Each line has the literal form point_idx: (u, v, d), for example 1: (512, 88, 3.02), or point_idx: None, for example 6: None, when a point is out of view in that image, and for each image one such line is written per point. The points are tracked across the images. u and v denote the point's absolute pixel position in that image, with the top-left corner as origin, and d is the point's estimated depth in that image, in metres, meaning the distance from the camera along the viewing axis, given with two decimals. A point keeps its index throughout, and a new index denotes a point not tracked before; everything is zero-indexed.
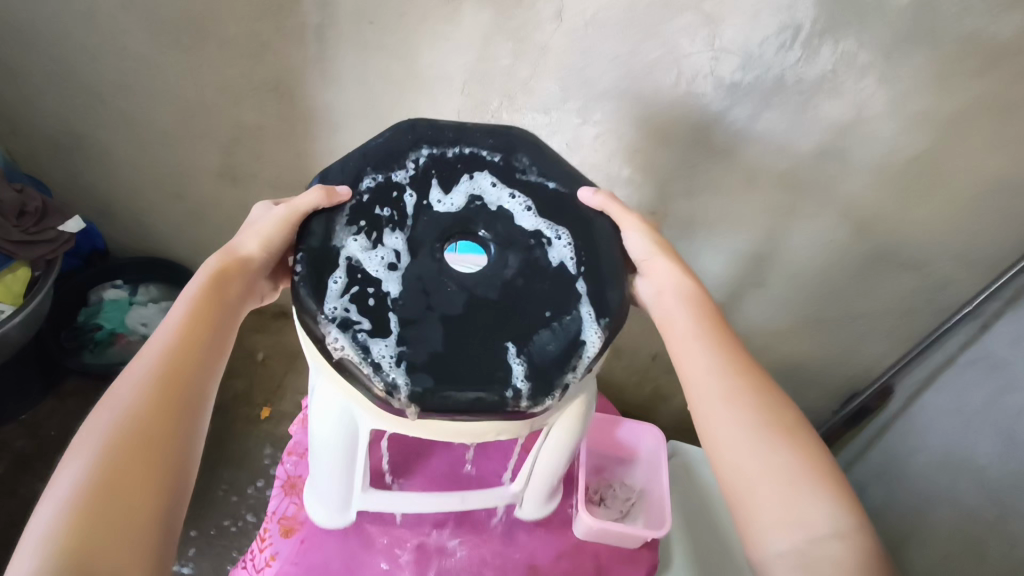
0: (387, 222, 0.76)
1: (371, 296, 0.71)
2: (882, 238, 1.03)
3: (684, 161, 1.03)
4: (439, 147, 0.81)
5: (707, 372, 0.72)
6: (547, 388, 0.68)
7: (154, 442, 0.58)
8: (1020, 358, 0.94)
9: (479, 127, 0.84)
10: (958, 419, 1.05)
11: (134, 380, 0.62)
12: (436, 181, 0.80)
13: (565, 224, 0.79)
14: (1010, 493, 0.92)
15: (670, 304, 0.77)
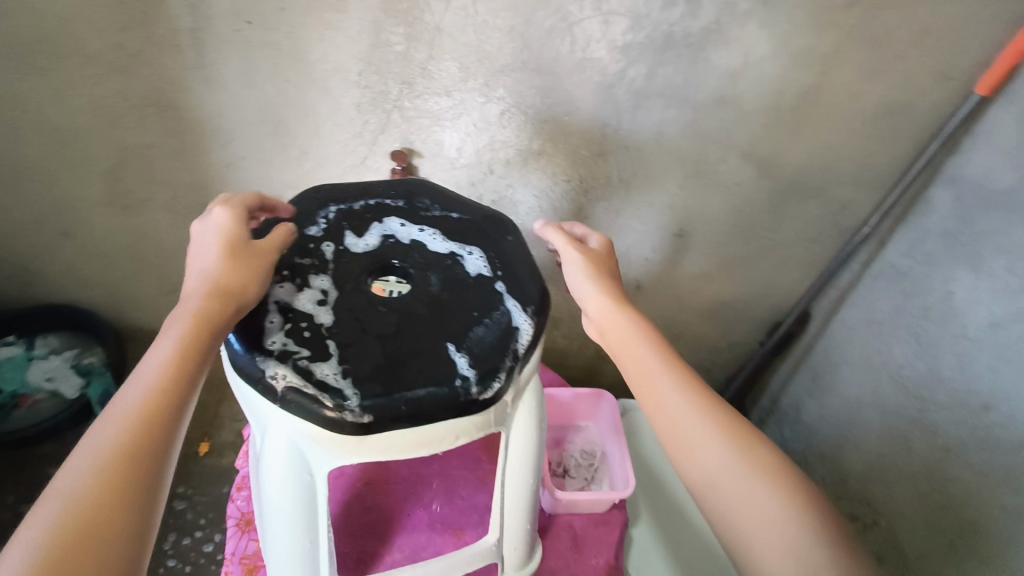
0: (304, 266, 0.62)
1: (304, 329, 0.55)
2: (786, 177, 1.01)
3: (596, 132, 0.98)
4: (345, 203, 0.69)
5: (676, 417, 0.57)
6: (492, 370, 0.54)
7: (134, 506, 0.42)
8: (921, 264, 0.97)
9: (379, 182, 0.73)
10: (871, 330, 1.07)
11: (117, 425, 0.45)
12: (348, 230, 0.66)
13: (475, 242, 0.67)
14: (926, 387, 0.95)
15: (614, 330, 0.64)
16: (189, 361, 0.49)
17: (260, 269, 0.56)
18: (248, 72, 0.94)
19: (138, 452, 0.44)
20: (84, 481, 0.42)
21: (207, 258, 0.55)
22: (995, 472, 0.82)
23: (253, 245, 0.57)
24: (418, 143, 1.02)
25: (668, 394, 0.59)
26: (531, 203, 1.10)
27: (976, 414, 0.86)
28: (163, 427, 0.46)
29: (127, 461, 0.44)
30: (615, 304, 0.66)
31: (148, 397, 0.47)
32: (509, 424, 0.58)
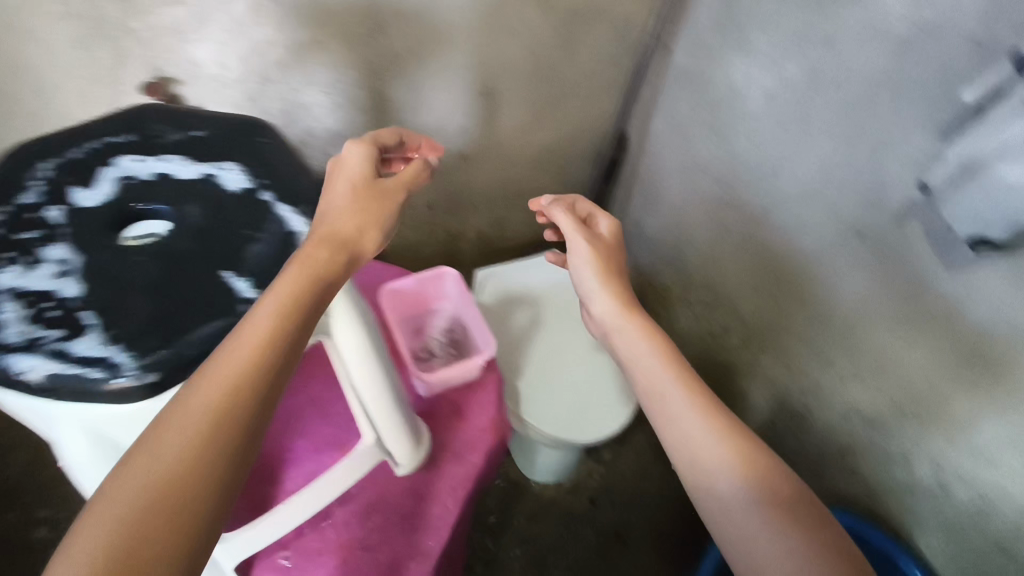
0: (22, 241, 0.49)
1: (46, 311, 0.46)
2: (568, 7, 1.00)
3: (363, 7, 0.90)
4: (52, 153, 0.55)
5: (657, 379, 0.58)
6: (280, 284, 0.50)
7: (237, 462, 0.39)
8: (705, 59, 1.03)
9: (94, 120, 0.59)
10: (679, 134, 1.15)
11: (236, 364, 0.41)
12: (71, 183, 0.53)
13: (230, 157, 0.59)
14: (730, 172, 1.04)
15: (624, 341, 0.63)
16: (299, 297, 0.46)
17: (387, 211, 0.57)
18: None
19: (237, 395, 0.40)
20: (187, 423, 0.38)
21: (340, 198, 0.56)
22: (790, 222, 0.94)
23: (382, 187, 0.58)
24: (173, 69, 0.90)
25: (679, 409, 0.56)
26: (324, 101, 1.03)
27: (768, 180, 0.96)
28: (273, 370, 0.42)
29: (229, 403, 0.39)
30: (624, 308, 0.65)
31: (266, 335, 0.43)
32: (326, 331, 0.55)
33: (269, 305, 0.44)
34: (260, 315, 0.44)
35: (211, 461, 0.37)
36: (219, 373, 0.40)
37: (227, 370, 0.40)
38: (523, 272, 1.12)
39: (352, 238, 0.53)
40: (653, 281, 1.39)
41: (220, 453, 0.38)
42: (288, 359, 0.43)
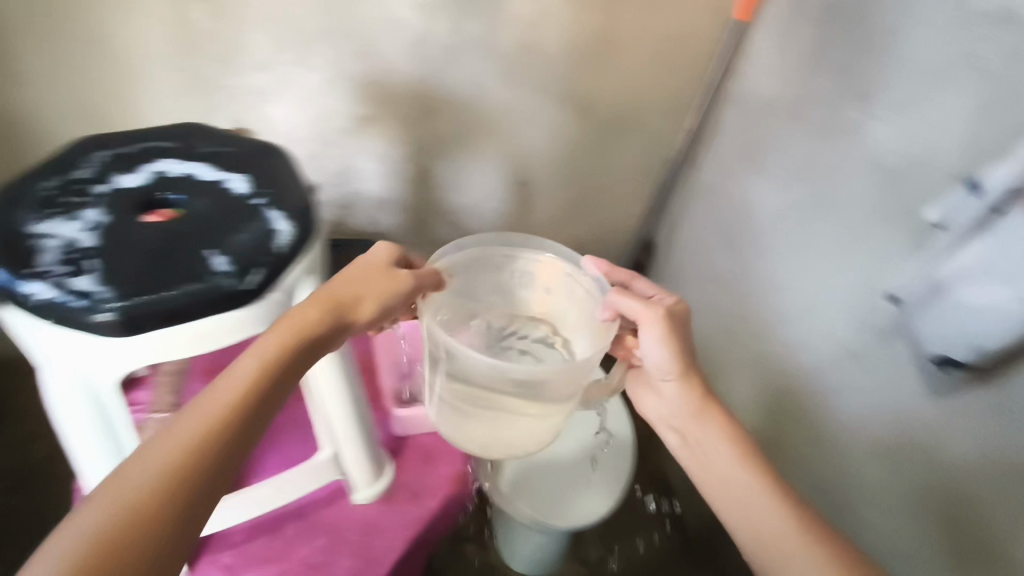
0: (59, 204, 0.52)
1: (52, 252, 0.49)
2: (605, 113, 1.11)
3: (422, 99, 1.05)
4: (61, 172, 0.55)
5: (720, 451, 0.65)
6: (252, 263, 0.51)
7: (194, 462, 0.42)
8: (725, 180, 1.09)
9: (105, 146, 0.58)
10: (699, 243, 1.19)
11: (177, 440, 0.42)
12: (78, 204, 0.53)
13: (246, 166, 0.59)
14: (742, 285, 1.06)
15: (668, 400, 0.69)
16: (275, 371, 0.49)
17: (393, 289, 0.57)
18: (49, 64, 0.92)
19: (200, 454, 0.42)
20: (178, 445, 0.42)
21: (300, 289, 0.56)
22: (796, 342, 0.93)
23: (388, 274, 0.58)
24: (250, 121, 1.05)
25: (713, 444, 0.65)
26: (373, 171, 1.16)
27: (774, 296, 0.98)
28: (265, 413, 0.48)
29: (225, 428, 0.44)
30: (680, 371, 0.66)
31: (227, 400, 0.45)
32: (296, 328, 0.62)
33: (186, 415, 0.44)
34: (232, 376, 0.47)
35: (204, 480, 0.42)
36: (199, 422, 0.44)
37: (193, 426, 0.43)
38: None
39: (344, 297, 0.55)
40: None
41: (152, 525, 0.38)
42: (207, 451, 0.43)
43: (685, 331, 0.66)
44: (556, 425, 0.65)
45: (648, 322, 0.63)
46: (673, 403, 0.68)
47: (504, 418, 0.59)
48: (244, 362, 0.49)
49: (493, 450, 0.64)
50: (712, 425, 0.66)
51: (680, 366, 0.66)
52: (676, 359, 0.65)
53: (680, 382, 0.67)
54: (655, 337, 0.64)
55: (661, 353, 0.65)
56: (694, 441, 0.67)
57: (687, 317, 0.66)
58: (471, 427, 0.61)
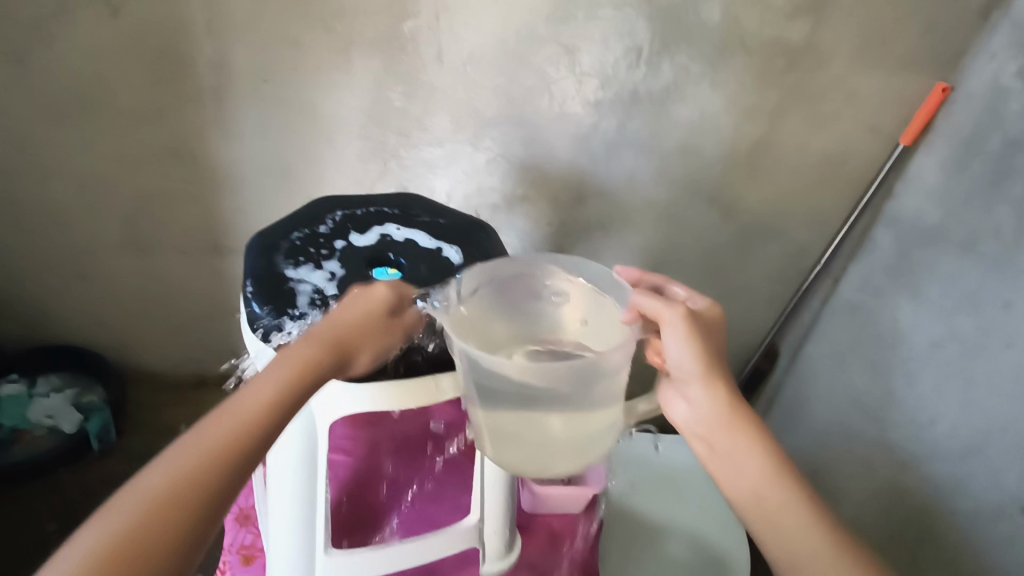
0: (313, 256, 0.68)
1: (311, 299, 0.64)
2: (749, 218, 1.12)
3: (574, 186, 1.10)
4: (311, 228, 0.72)
5: (740, 448, 0.63)
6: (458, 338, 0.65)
7: (196, 482, 0.49)
8: (871, 297, 1.06)
9: (345, 209, 0.75)
10: (834, 360, 1.14)
11: (178, 463, 0.49)
12: (326, 259, 0.69)
13: (453, 240, 0.74)
14: (886, 410, 1.00)
15: (697, 404, 0.65)
16: (273, 407, 0.54)
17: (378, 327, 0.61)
18: (260, 123, 1.05)
19: (203, 479, 0.49)
20: (176, 464, 0.49)
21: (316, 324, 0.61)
22: (948, 480, 0.87)
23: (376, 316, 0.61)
24: (412, 189, 1.12)
25: (740, 450, 0.63)
26: (514, 247, 1.18)
27: (924, 428, 0.92)
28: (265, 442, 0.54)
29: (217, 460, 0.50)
30: (714, 380, 0.63)
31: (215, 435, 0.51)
32: None
33: (188, 439, 0.51)
34: (229, 407, 0.53)
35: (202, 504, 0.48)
36: (180, 453, 0.50)
37: (184, 453, 0.50)
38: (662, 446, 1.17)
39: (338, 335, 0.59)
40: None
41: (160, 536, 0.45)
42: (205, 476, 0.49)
43: (712, 337, 0.64)
44: (602, 443, 0.62)
45: (674, 326, 0.62)
46: (703, 411, 0.64)
47: (543, 424, 0.56)
48: (240, 395, 0.55)
49: (540, 466, 0.60)
50: (742, 433, 0.63)
51: (715, 372, 0.63)
52: (709, 369, 0.63)
53: (707, 386, 0.64)
54: (680, 336, 0.62)
55: (686, 355, 0.63)
56: (719, 448, 0.64)
57: (722, 324, 0.67)
58: (513, 441, 0.58)
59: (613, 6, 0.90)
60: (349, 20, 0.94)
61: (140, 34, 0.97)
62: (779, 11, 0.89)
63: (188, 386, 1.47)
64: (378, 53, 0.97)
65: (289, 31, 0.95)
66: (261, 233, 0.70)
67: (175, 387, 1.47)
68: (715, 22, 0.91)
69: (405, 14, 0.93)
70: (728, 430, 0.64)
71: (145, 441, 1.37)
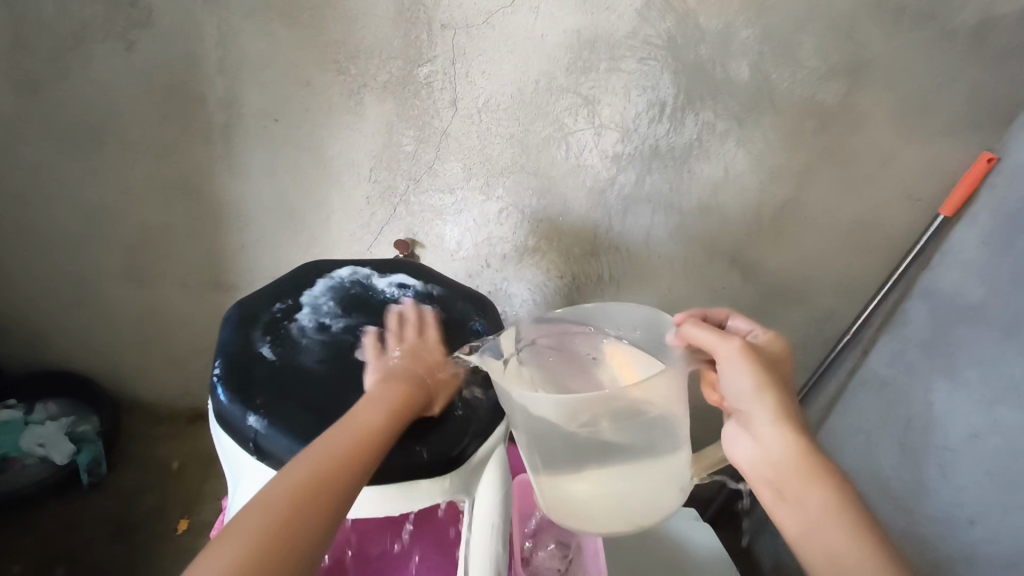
0: (288, 333, 0.73)
1: (279, 378, 0.68)
2: (772, 280, 1.06)
3: (588, 239, 1.05)
4: (291, 303, 0.77)
5: (811, 498, 0.55)
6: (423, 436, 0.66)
7: (342, 483, 0.53)
8: (903, 373, 0.99)
9: (326, 284, 0.81)
10: (860, 437, 1.07)
11: (323, 462, 0.53)
12: (300, 334, 0.74)
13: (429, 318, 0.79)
14: (917, 500, 0.92)
15: (766, 449, 0.57)
16: (375, 437, 0.58)
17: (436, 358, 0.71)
18: (268, 161, 1.03)
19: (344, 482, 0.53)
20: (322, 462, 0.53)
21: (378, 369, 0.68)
22: None
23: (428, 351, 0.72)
24: (420, 234, 1.09)
25: (812, 503, 0.55)
26: (523, 297, 1.13)
27: (962, 528, 0.84)
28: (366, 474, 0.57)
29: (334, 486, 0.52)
30: (782, 417, 0.57)
31: (326, 456, 0.54)
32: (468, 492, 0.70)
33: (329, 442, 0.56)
34: (360, 419, 0.59)
35: (333, 510, 0.51)
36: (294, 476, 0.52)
37: (312, 466, 0.53)
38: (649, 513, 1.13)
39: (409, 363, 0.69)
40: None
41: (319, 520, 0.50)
42: (352, 475, 0.54)
43: (775, 369, 0.59)
44: (672, 487, 0.63)
45: (733, 357, 0.58)
46: (773, 455, 0.57)
47: (607, 470, 0.59)
48: (360, 414, 0.59)
49: (607, 515, 0.62)
50: (816, 474, 0.56)
51: (783, 408, 0.57)
52: (777, 403, 0.57)
53: (775, 428, 0.57)
54: (740, 369, 0.58)
55: (749, 385, 0.57)
56: (791, 503, 0.56)
57: (785, 358, 0.62)
58: (580, 489, 0.61)
59: (636, 59, 0.87)
60: (362, 63, 0.91)
61: (152, 69, 0.95)
62: (811, 71, 0.84)
63: (184, 418, 1.44)
64: (390, 97, 0.94)
65: (302, 71, 0.93)
66: (240, 304, 0.76)
67: (171, 419, 1.44)
68: (743, 78, 0.86)
69: (419, 59, 0.90)
70: (800, 476, 0.56)
71: (134, 475, 1.33)
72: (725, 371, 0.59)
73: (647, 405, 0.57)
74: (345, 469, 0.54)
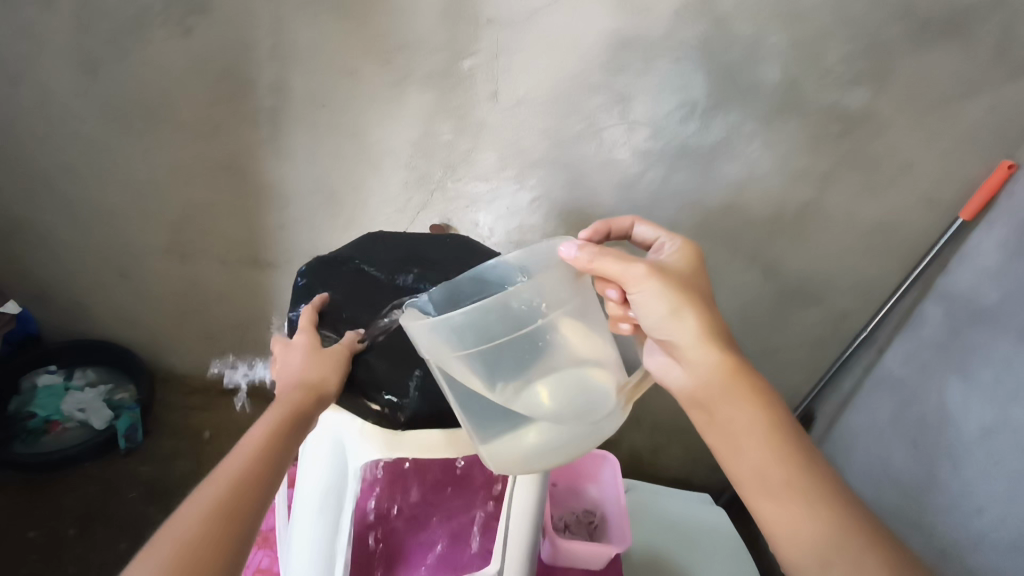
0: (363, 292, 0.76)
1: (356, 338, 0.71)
2: (788, 277, 1.09)
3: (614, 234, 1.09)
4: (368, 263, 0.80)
5: (737, 409, 0.59)
6: None
7: (237, 505, 0.50)
8: (915, 373, 1.02)
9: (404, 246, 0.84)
10: (872, 433, 1.10)
11: (207, 496, 0.50)
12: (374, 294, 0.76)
13: None
14: (925, 491, 0.97)
15: (693, 367, 0.60)
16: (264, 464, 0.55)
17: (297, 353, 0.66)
18: (310, 146, 1.07)
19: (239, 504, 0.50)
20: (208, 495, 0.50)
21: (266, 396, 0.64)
22: None
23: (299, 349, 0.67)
24: (453, 220, 1.13)
25: (738, 415, 0.58)
26: None
27: (970, 517, 0.88)
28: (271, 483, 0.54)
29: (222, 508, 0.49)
30: (705, 335, 0.60)
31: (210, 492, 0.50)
32: None
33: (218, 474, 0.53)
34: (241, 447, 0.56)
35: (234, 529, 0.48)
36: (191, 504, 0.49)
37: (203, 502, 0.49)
38: (664, 496, 1.18)
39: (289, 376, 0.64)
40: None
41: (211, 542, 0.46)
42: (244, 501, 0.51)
43: (686, 280, 0.62)
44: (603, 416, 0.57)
45: (640, 281, 0.58)
46: (702, 374, 0.60)
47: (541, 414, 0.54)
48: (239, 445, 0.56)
49: (563, 452, 0.55)
50: (741, 386, 0.59)
51: (704, 325, 0.60)
52: (696, 322, 0.59)
53: (699, 346, 0.60)
54: (653, 293, 0.59)
55: (662, 306, 0.60)
56: (717, 414, 0.60)
57: (701, 272, 0.64)
58: (520, 446, 0.54)
59: (671, 59, 0.90)
60: (408, 54, 0.96)
61: (207, 53, 1.00)
62: (840, 76, 0.88)
63: (215, 392, 1.49)
64: (432, 87, 0.98)
65: (349, 60, 0.98)
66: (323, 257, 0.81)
67: (203, 392, 1.49)
68: (774, 81, 0.89)
69: (463, 52, 0.94)
70: (722, 393, 0.59)
71: (168, 443, 1.39)
72: (635, 299, 0.61)
73: (529, 308, 0.53)
74: (235, 500, 0.50)
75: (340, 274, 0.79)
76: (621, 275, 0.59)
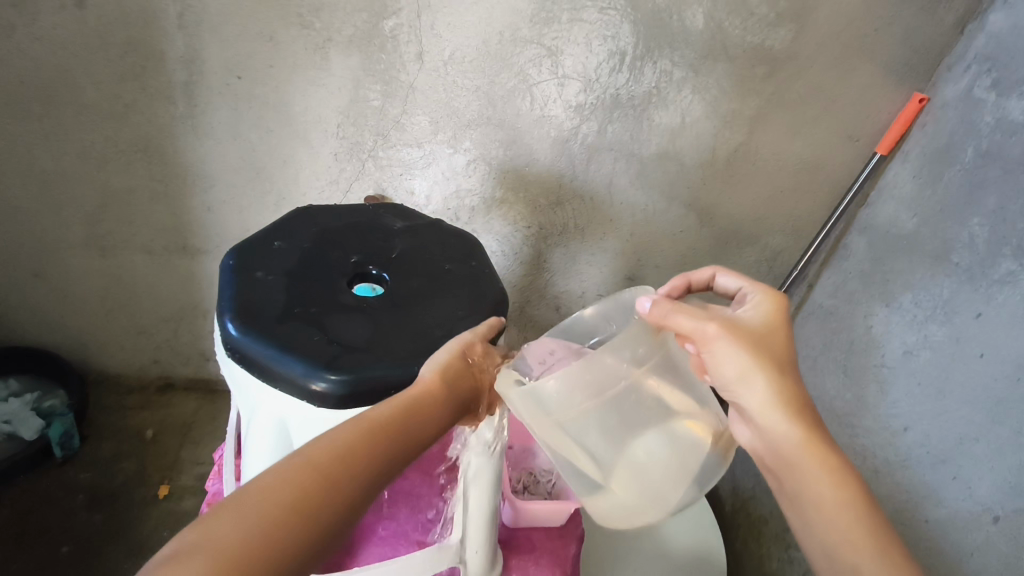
0: (297, 264, 0.72)
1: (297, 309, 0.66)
2: (723, 222, 1.12)
3: (552, 191, 1.09)
4: (297, 236, 0.76)
5: (806, 475, 0.55)
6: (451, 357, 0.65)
7: (321, 504, 0.46)
8: (844, 304, 1.07)
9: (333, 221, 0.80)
10: (808, 364, 1.16)
11: (304, 468, 0.47)
12: (311, 265, 0.72)
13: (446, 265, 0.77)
14: (853, 413, 1.02)
15: (763, 432, 0.56)
16: (376, 456, 0.50)
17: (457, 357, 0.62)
18: (231, 121, 1.02)
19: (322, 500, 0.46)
20: (304, 471, 0.46)
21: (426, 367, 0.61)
22: (915, 486, 0.87)
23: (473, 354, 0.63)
24: (389, 189, 1.10)
25: (809, 483, 0.55)
26: (492, 248, 1.17)
27: (896, 435, 0.92)
28: (380, 482, 0.51)
29: (311, 495, 0.45)
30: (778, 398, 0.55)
31: (306, 469, 0.47)
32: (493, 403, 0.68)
33: (333, 445, 0.49)
34: (371, 420, 0.52)
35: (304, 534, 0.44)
36: (282, 474, 0.46)
37: (294, 479, 0.46)
38: None
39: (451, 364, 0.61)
40: (721, 511, 1.29)
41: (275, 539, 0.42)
42: (333, 498, 0.46)
43: (761, 335, 0.57)
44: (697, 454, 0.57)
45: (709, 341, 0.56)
46: (775, 438, 0.56)
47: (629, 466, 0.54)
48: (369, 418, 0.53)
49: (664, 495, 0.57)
50: (813, 449, 0.55)
51: (776, 388, 0.55)
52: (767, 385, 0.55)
53: (768, 410, 0.55)
54: (727, 350, 0.55)
55: (737, 365, 0.55)
56: (787, 483, 0.56)
57: (780, 318, 0.60)
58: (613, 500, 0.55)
59: (598, 9, 0.90)
60: (326, 16, 0.91)
61: (106, 25, 0.93)
62: (760, 19, 0.89)
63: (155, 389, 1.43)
64: (355, 50, 0.94)
65: (264, 25, 0.92)
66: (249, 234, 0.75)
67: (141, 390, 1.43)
68: (699, 27, 0.90)
69: (385, 12, 0.91)
70: (792, 458, 0.55)
71: (108, 446, 1.32)
72: (703, 353, 0.56)
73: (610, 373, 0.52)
74: (321, 492, 0.46)
75: (268, 246, 0.73)
76: (697, 336, 0.56)
